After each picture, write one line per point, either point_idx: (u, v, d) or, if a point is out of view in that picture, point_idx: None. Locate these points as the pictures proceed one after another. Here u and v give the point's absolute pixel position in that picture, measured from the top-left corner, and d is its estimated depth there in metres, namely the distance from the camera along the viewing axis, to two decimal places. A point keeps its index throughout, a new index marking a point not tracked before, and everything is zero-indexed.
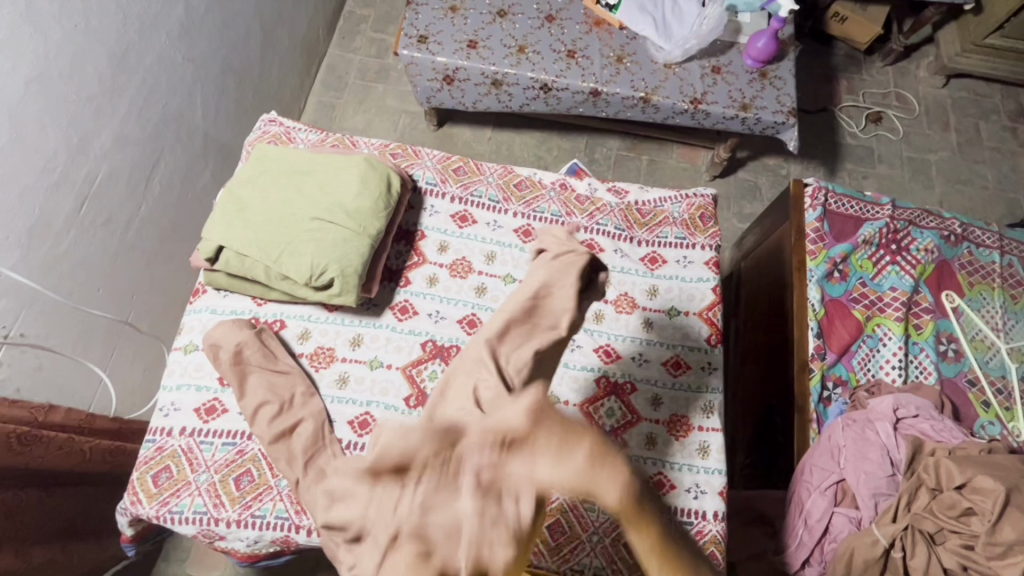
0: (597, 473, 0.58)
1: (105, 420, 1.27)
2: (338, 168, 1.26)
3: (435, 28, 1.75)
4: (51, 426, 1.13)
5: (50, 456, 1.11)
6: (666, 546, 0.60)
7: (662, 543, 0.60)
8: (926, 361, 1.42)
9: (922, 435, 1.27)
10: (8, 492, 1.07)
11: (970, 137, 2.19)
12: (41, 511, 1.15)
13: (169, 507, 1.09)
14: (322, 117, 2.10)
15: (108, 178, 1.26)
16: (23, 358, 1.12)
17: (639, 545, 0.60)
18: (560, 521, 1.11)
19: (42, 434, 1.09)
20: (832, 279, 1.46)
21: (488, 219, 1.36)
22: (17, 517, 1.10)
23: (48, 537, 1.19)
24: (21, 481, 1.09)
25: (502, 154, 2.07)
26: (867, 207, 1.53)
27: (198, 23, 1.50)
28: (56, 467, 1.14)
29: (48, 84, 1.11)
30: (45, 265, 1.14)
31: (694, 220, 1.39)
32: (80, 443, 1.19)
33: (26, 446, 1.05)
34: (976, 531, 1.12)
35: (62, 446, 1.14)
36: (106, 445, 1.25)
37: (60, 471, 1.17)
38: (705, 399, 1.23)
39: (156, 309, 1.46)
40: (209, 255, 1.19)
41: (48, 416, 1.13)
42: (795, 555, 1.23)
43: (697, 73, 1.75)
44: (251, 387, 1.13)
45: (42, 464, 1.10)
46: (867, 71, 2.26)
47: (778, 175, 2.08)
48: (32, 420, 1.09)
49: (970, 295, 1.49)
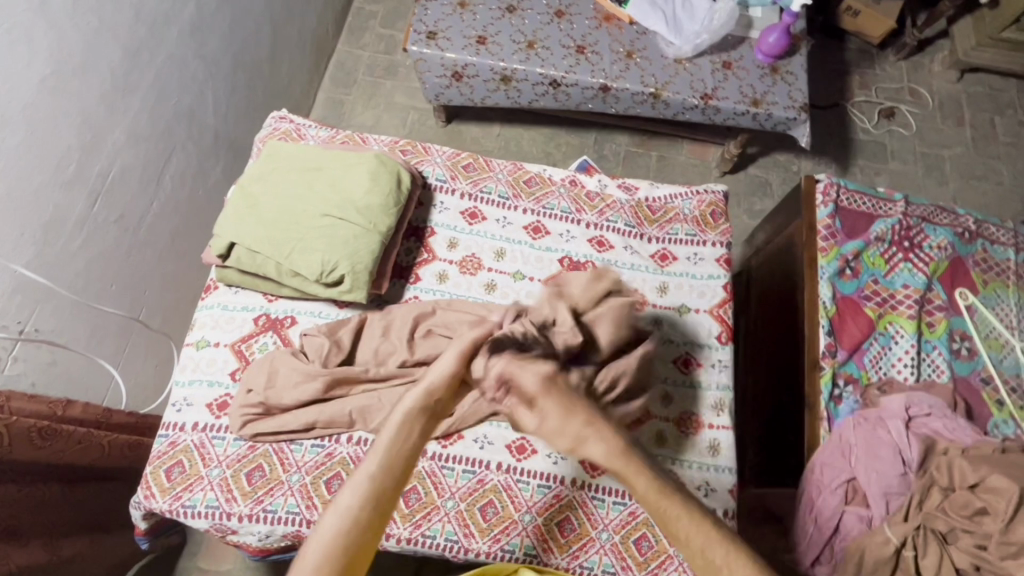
0: (587, 443, 0.89)
1: (122, 416, 1.27)
2: (348, 165, 1.26)
3: (444, 24, 1.75)
4: (70, 421, 1.13)
5: (70, 450, 1.11)
6: (659, 488, 0.87)
7: (655, 485, 0.87)
8: (938, 359, 1.40)
9: (935, 434, 1.26)
10: (32, 486, 1.08)
11: (984, 132, 2.17)
12: (64, 503, 1.17)
13: (182, 502, 1.10)
14: (331, 114, 2.10)
15: (121, 175, 1.27)
16: (38, 353, 1.13)
17: (640, 485, 0.87)
18: (569, 517, 1.12)
19: (63, 427, 1.09)
20: (843, 276, 1.45)
21: (497, 215, 1.36)
22: (40, 511, 1.11)
23: (73, 531, 1.21)
24: (44, 476, 1.10)
25: (510, 150, 2.07)
26: (880, 203, 1.52)
27: (208, 20, 1.50)
28: (74, 462, 1.14)
29: (63, 81, 1.12)
30: (59, 262, 1.15)
31: (705, 217, 1.38)
32: (99, 437, 1.19)
33: (48, 441, 1.05)
34: (988, 531, 1.11)
35: (81, 441, 1.14)
36: (124, 440, 1.25)
37: (79, 466, 1.17)
38: (715, 397, 1.23)
39: (168, 305, 1.47)
40: (221, 251, 1.20)
41: (68, 409, 1.13)
42: (806, 553, 1.24)
43: (708, 69, 1.74)
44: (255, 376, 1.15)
45: (63, 460, 1.11)
46: (880, 65, 2.23)
47: (788, 171, 2.06)
48: (51, 415, 1.08)
49: (984, 293, 1.48)
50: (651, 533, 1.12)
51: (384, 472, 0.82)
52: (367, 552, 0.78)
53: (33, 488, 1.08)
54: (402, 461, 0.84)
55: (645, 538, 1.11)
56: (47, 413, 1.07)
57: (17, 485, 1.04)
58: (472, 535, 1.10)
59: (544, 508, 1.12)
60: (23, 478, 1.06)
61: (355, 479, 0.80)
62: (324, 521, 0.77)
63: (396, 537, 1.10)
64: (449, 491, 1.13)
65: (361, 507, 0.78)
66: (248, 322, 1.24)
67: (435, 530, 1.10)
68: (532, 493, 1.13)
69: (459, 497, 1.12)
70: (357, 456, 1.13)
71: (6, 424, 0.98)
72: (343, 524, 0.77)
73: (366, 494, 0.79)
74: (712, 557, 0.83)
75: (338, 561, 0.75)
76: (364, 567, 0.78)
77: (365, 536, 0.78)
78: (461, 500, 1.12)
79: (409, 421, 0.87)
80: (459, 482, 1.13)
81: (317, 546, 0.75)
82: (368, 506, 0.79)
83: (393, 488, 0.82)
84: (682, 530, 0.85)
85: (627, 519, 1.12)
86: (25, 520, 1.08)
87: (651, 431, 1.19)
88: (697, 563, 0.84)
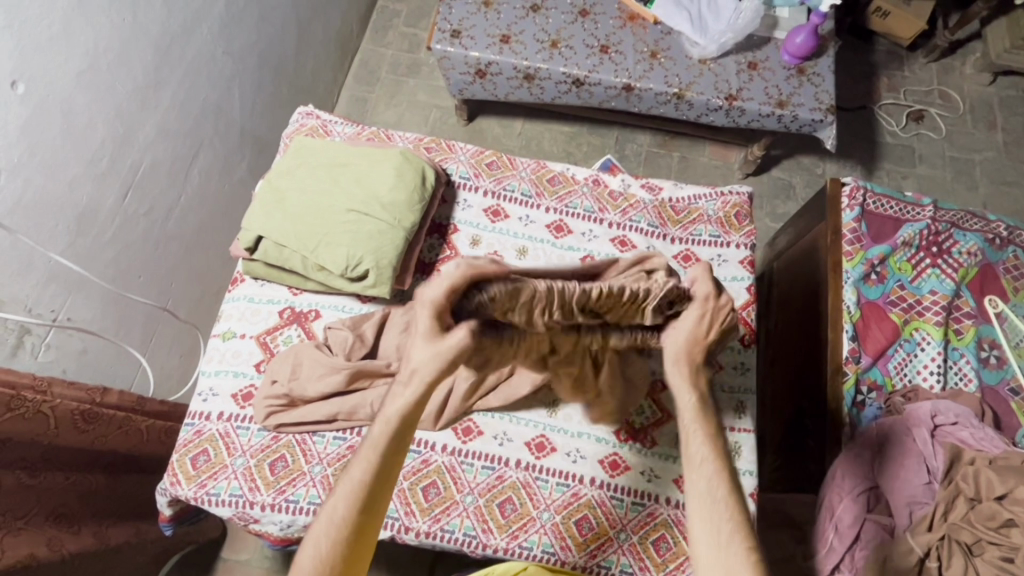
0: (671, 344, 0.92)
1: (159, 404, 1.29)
2: (374, 161, 1.27)
3: (468, 22, 1.75)
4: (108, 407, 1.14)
5: (110, 435, 1.14)
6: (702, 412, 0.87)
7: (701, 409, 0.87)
8: (966, 367, 1.38)
9: (961, 443, 1.24)
10: (78, 475, 1.11)
11: (1017, 137, 2.13)
12: (108, 493, 1.20)
13: (207, 489, 1.12)
14: (355, 111, 2.12)
15: (151, 168, 1.29)
16: (70, 341, 1.15)
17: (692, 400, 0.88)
18: (588, 516, 1.12)
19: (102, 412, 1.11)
20: (869, 281, 1.43)
21: (521, 213, 1.36)
22: (87, 500, 1.14)
23: (121, 519, 1.24)
24: (89, 465, 1.13)
25: (531, 149, 2.07)
26: (907, 207, 1.50)
27: (237, 18, 1.52)
28: (117, 448, 1.17)
29: (98, 75, 1.15)
30: (91, 253, 1.17)
31: (730, 218, 1.37)
32: (137, 422, 1.21)
33: (90, 425, 1.08)
34: (1016, 543, 1.09)
35: (122, 426, 1.16)
36: (162, 426, 1.27)
37: (121, 454, 1.21)
38: (737, 399, 1.22)
39: (193, 297, 1.49)
40: (248, 245, 1.22)
41: (105, 396, 1.12)
42: (826, 560, 1.20)
43: (733, 69, 1.72)
44: (278, 366, 1.17)
45: (105, 443, 1.14)
46: (910, 68, 2.20)
47: (813, 174, 2.04)
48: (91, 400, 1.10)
49: (1015, 301, 1.45)
50: (670, 535, 1.12)
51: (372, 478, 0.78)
52: (363, 556, 0.76)
53: (79, 477, 1.11)
54: (391, 467, 0.80)
55: (663, 539, 1.11)
56: (87, 398, 1.08)
57: (63, 473, 1.07)
58: (491, 531, 1.10)
59: (563, 506, 1.13)
60: (70, 467, 1.09)
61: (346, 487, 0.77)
62: (314, 531, 0.75)
63: (414, 531, 1.11)
64: (468, 486, 1.14)
65: (349, 514, 0.76)
66: (273, 314, 1.26)
67: (453, 525, 1.11)
68: (551, 491, 1.14)
69: (478, 493, 1.13)
70: None
71: (50, 405, 0.99)
72: (335, 533, 0.75)
73: (356, 505, 0.76)
74: (718, 494, 0.79)
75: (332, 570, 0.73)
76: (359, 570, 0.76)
77: (358, 544, 0.76)
78: (479, 496, 1.13)
79: (400, 425, 0.80)
80: (478, 477, 1.14)
81: (308, 556, 0.73)
82: (356, 512, 0.76)
83: (383, 496, 0.79)
84: (703, 449, 0.84)
85: (645, 519, 1.13)
86: (74, 507, 1.11)
87: (672, 432, 1.19)
88: (697, 495, 0.80)
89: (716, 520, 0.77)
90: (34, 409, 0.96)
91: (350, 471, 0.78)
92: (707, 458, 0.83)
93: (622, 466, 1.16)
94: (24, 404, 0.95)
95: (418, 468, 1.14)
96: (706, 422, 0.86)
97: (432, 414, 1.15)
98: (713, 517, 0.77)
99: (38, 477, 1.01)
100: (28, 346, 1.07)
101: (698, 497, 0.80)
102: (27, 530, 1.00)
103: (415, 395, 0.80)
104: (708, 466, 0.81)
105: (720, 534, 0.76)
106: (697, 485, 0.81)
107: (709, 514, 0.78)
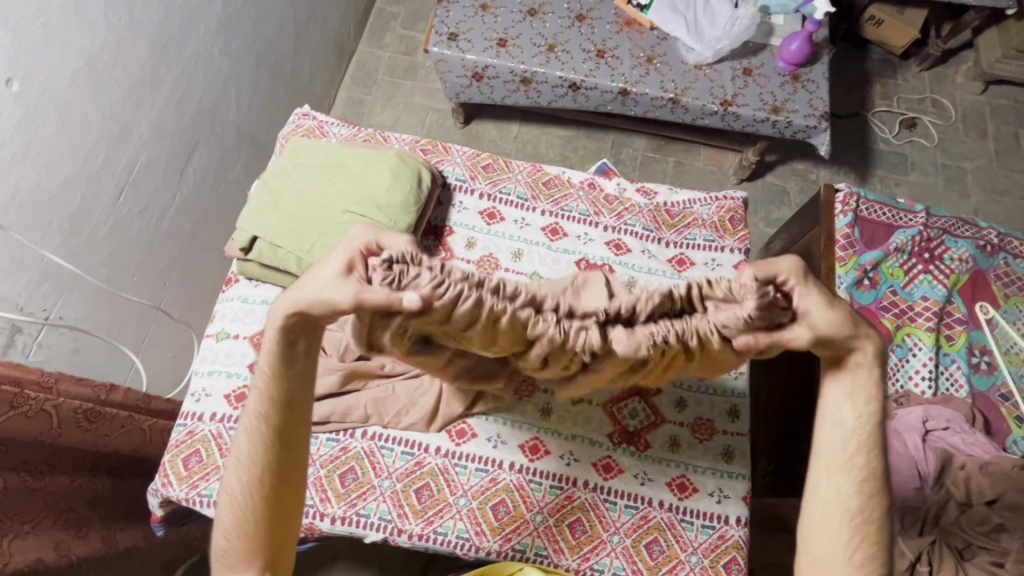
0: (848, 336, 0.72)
1: (160, 402, 1.26)
2: (371, 162, 1.27)
3: (466, 26, 1.75)
4: (111, 405, 1.12)
5: (113, 435, 1.12)
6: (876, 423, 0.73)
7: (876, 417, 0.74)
8: (957, 372, 1.39)
9: (951, 448, 1.24)
10: (83, 478, 1.10)
11: (1008, 145, 2.15)
12: (114, 497, 1.20)
13: (199, 490, 1.11)
14: (351, 113, 2.12)
15: (146, 168, 1.29)
16: (62, 339, 1.14)
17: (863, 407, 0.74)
18: (581, 519, 1.12)
19: (105, 411, 1.09)
20: (861, 287, 1.44)
21: (516, 216, 1.36)
22: (95, 504, 1.14)
23: (130, 522, 1.25)
24: (94, 468, 1.13)
25: (527, 153, 2.07)
26: (900, 214, 1.50)
27: (235, 18, 1.52)
28: (120, 448, 1.15)
29: (94, 74, 1.15)
30: (86, 250, 1.17)
31: (724, 223, 1.38)
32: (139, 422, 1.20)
33: (93, 425, 1.06)
34: (1007, 548, 1.12)
35: (124, 426, 1.15)
36: (163, 426, 1.26)
37: (126, 459, 1.20)
38: (728, 402, 1.23)
39: (187, 296, 1.49)
40: (244, 245, 1.22)
41: (111, 394, 1.13)
42: None
43: (728, 75, 1.73)
44: None
45: (108, 443, 1.12)
46: (903, 76, 2.22)
47: (807, 179, 2.05)
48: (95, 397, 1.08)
49: (1005, 307, 1.46)
50: (663, 538, 1.12)
51: (269, 411, 0.76)
52: (287, 483, 0.77)
53: (84, 481, 1.10)
54: (282, 431, 0.77)
55: (656, 542, 1.11)
56: (91, 397, 1.06)
57: (68, 476, 1.06)
58: (484, 534, 1.11)
59: (555, 508, 1.13)
60: (76, 471, 1.08)
61: (233, 463, 0.76)
62: (220, 503, 0.76)
63: (407, 533, 1.10)
64: (461, 489, 1.13)
65: (251, 452, 0.76)
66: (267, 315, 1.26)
67: (447, 527, 1.11)
68: (544, 494, 1.14)
69: (472, 495, 1.13)
70: (372, 450, 1.16)
71: (53, 404, 0.98)
72: (244, 472, 0.75)
73: (257, 440, 0.76)
74: (872, 516, 0.72)
75: (250, 506, 0.75)
76: (288, 498, 0.77)
77: (274, 476, 0.76)
78: (473, 498, 1.13)
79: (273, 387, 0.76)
80: (472, 479, 1.14)
81: (224, 499, 0.75)
82: (260, 448, 0.76)
83: (281, 462, 0.77)
84: (870, 464, 0.72)
85: (638, 522, 1.12)
86: (82, 511, 1.11)
87: (666, 437, 1.19)
88: (841, 507, 0.73)
89: (856, 538, 0.72)
90: (38, 408, 0.95)
91: (238, 443, 0.77)
92: (873, 475, 0.73)
93: (615, 469, 1.16)
94: (27, 402, 0.93)
95: (411, 471, 1.14)
96: (878, 430, 0.73)
97: (425, 414, 1.16)
98: (850, 543, 0.72)
99: (44, 480, 1.01)
100: (19, 343, 1.06)
101: (839, 513, 0.73)
102: (35, 533, 1.00)
103: (272, 356, 0.76)
104: (870, 485, 0.72)
105: (852, 560, 0.71)
106: (841, 497, 0.73)
107: (847, 536, 0.72)
